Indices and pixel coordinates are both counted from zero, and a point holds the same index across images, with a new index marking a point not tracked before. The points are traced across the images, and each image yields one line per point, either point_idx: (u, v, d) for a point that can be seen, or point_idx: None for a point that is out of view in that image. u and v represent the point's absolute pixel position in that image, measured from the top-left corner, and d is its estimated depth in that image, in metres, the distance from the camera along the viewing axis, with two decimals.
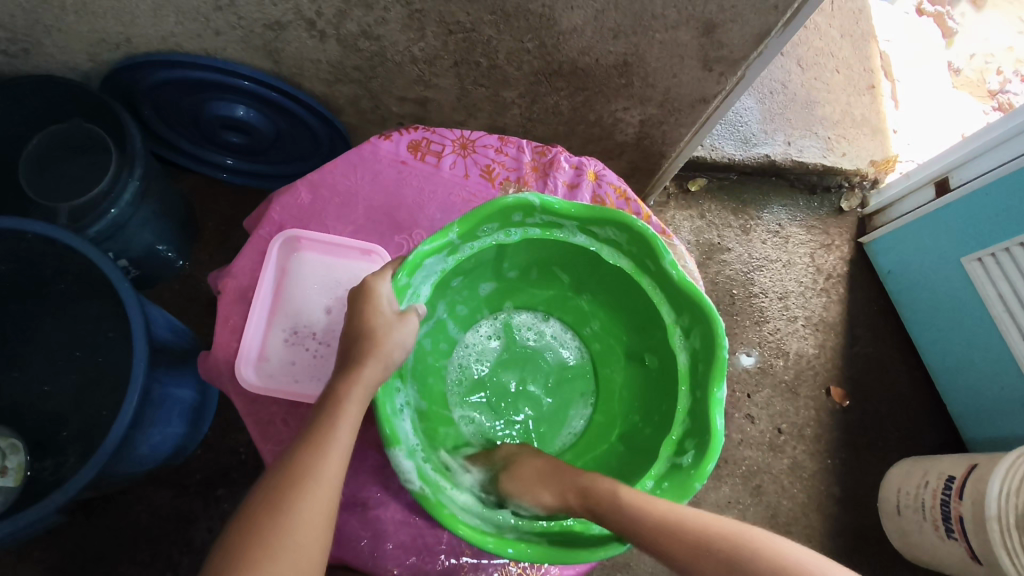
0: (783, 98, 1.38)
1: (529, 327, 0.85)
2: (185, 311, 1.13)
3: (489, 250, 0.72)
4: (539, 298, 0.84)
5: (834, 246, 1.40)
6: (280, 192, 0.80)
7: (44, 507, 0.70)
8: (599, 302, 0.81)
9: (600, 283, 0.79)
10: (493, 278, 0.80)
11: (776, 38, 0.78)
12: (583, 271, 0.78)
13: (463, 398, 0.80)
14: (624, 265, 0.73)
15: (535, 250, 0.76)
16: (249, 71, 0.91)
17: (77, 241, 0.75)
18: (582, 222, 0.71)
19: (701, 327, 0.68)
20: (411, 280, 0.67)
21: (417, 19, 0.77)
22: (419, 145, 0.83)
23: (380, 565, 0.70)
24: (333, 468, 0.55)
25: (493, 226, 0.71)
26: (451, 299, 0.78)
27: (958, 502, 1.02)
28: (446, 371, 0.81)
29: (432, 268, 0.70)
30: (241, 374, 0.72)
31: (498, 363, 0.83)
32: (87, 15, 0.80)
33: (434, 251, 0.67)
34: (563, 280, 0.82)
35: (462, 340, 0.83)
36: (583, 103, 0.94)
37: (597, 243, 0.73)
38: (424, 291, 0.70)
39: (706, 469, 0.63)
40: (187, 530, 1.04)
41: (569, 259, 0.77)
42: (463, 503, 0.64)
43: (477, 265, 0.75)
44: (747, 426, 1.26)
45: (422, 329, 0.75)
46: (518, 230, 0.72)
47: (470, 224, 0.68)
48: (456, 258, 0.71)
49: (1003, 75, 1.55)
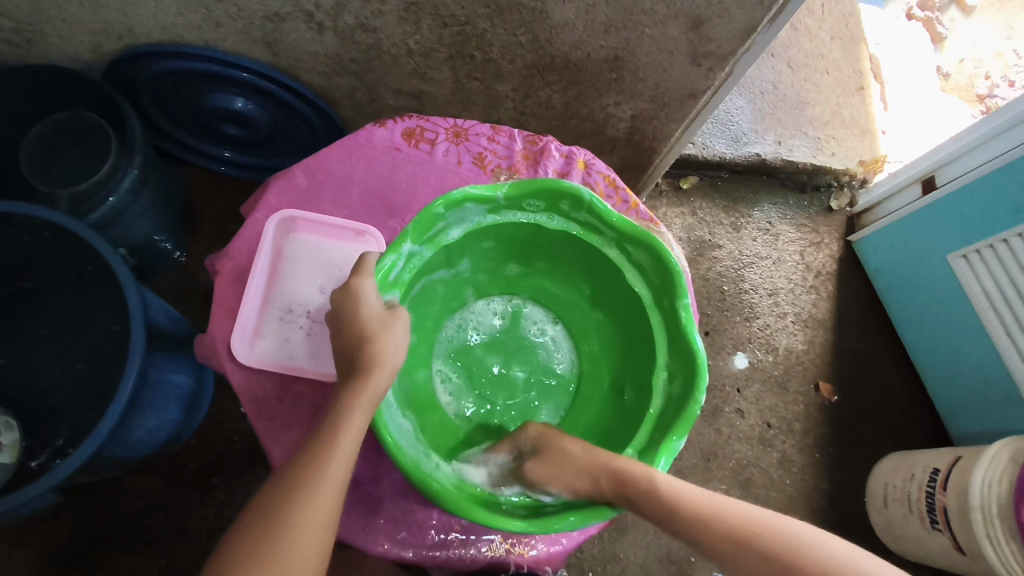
0: (772, 98, 1.41)
1: (536, 322, 0.88)
2: (182, 301, 1.15)
3: (525, 226, 0.75)
4: (555, 300, 0.86)
5: (824, 244, 1.42)
6: (276, 177, 0.82)
7: (40, 484, 0.71)
8: (605, 318, 0.82)
9: (611, 298, 0.79)
10: (520, 262, 0.83)
11: (762, 34, 0.80)
12: (598, 285, 0.80)
13: (446, 355, 0.85)
14: (641, 294, 0.73)
15: (562, 242, 0.77)
16: (249, 63, 0.93)
17: (77, 225, 0.77)
18: (620, 236, 0.73)
19: (687, 375, 0.68)
20: (445, 215, 0.70)
21: (413, 12, 0.79)
22: (413, 132, 0.84)
23: (371, 541, 0.71)
24: (338, 473, 0.55)
25: (538, 206, 0.74)
26: (477, 263, 0.81)
27: (942, 494, 1.04)
28: (442, 327, 0.85)
29: (470, 214, 0.73)
30: (236, 349, 0.73)
31: (496, 339, 0.87)
32: (90, 6, 0.82)
33: (477, 199, 0.70)
34: (581, 289, 0.83)
35: (472, 306, 0.87)
36: (575, 97, 0.96)
37: (626, 262, 0.74)
38: (454, 232, 0.73)
39: (632, 502, 0.63)
40: (181, 517, 1.05)
41: (591, 266, 0.78)
42: (401, 427, 0.66)
43: (509, 238, 0.78)
44: (737, 420, 1.28)
45: (438, 274, 0.78)
46: (561, 219, 0.74)
47: (520, 191, 0.71)
48: (496, 216, 0.74)
49: (991, 79, 1.57)
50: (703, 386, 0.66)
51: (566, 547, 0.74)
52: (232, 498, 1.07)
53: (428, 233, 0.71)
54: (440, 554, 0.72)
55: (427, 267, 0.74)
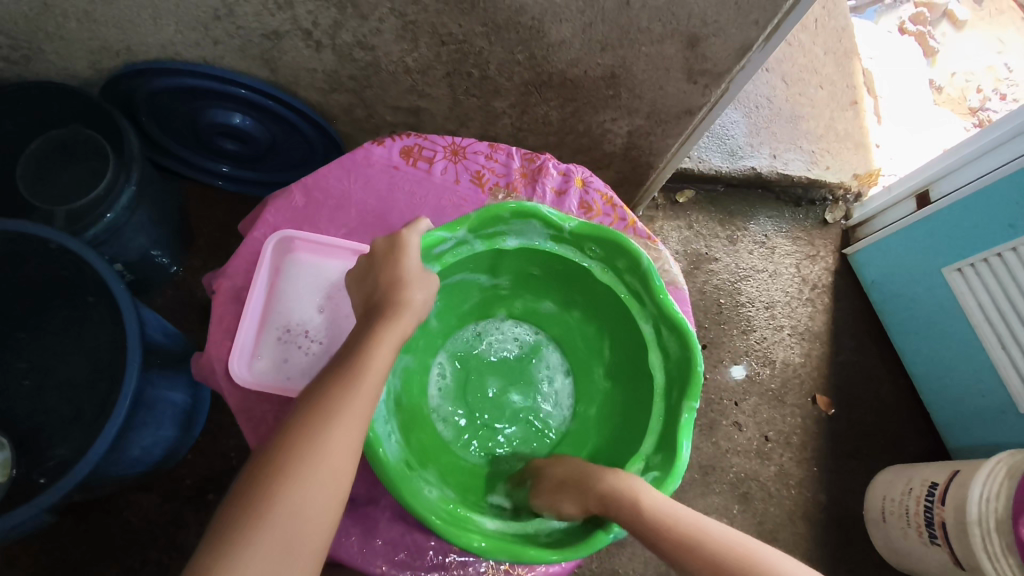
0: (768, 112, 1.42)
1: (549, 368, 0.87)
2: (178, 317, 1.15)
3: (571, 264, 0.76)
4: (576, 351, 0.86)
5: (819, 257, 1.43)
6: (274, 196, 0.82)
7: (34, 506, 0.70)
8: (615, 387, 0.80)
9: (628, 368, 0.78)
10: (558, 302, 0.84)
11: (757, 53, 0.81)
12: (620, 352, 0.79)
13: (454, 354, 0.86)
14: (656, 378, 0.72)
15: (601, 296, 0.78)
16: (247, 80, 0.93)
17: (73, 243, 0.76)
18: (658, 316, 0.72)
19: (662, 472, 0.66)
20: (508, 223, 0.72)
21: (410, 31, 0.79)
22: (411, 151, 0.85)
23: (369, 562, 0.70)
24: (368, 390, 0.56)
25: (596, 253, 0.74)
26: (522, 285, 0.83)
27: (940, 508, 1.04)
28: (463, 327, 0.87)
29: (532, 231, 0.74)
30: (234, 370, 0.73)
31: (513, 366, 0.87)
32: (87, 23, 0.82)
33: (545, 220, 0.71)
34: (603, 350, 0.82)
35: (500, 323, 0.88)
36: (572, 114, 0.97)
37: (655, 344, 0.73)
38: (511, 241, 0.74)
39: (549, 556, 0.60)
40: (176, 535, 1.04)
41: (619, 330, 0.78)
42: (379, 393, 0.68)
43: (552, 268, 0.79)
44: (735, 434, 1.28)
45: (479, 279, 0.79)
46: (613, 277, 0.75)
47: (584, 232, 0.72)
48: (557, 245, 0.75)
49: (983, 93, 1.59)
50: (671, 489, 0.64)
51: (564, 568, 0.73)
52: None
53: (487, 230, 0.73)
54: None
55: (458, 270, 0.75)
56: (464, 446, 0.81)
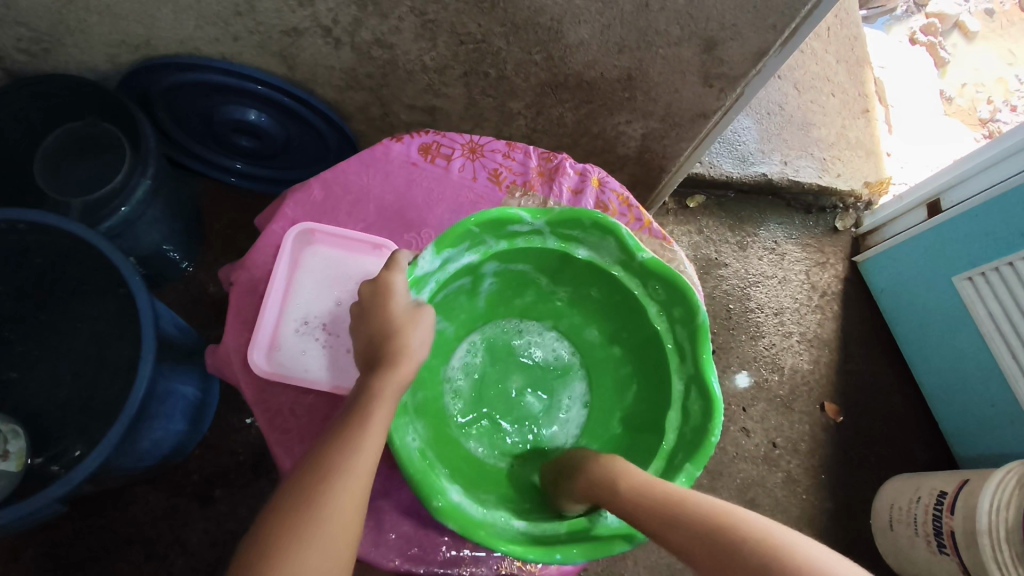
0: (779, 119, 1.42)
1: (571, 398, 0.85)
2: (189, 311, 1.15)
3: (627, 291, 0.75)
4: (603, 388, 0.84)
5: (829, 264, 1.42)
6: (292, 190, 0.82)
7: (46, 495, 0.70)
8: (625, 435, 0.78)
9: (645, 415, 0.76)
10: (604, 331, 0.83)
11: (774, 57, 0.81)
12: (642, 403, 0.77)
13: (489, 339, 0.86)
14: (666, 437, 0.70)
15: (646, 336, 0.76)
16: (264, 76, 0.94)
17: (89, 234, 0.76)
18: (694, 377, 0.70)
19: None
20: (586, 233, 0.73)
21: (429, 30, 0.80)
22: (430, 148, 0.85)
23: (381, 557, 0.70)
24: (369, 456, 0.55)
25: (658, 295, 0.74)
26: (575, 298, 0.83)
27: (949, 517, 1.03)
28: (508, 318, 0.87)
29: (607, 250, 0.75)
30: (253, 360, 0.73)
31: (549, 382, 0.85)
32: (109, 17, 0.83)
33: (621, 242, 0.72)
34: (628, 395, 0.80)
35: (544, 332, 0.87)
36: (587, 115, 0.97)
37: (679, 402, 0.71)
38: (582, 252, 0.75)
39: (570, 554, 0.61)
40: (182, 530, 1.04)
41: (648, 378, 0.77)
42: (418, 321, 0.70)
43: (607, 289, 0.78)
44: (742, 439, 1.27)
45: (539, 278, 0.81)
46: (667, 324, 0.74)
47: (654, 268, 0.72)
48: (623, 272, 0.75)
49: (993, 104, 1.59)
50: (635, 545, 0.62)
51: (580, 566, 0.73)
52: (234, 511, 1.06)
53: (566, 232, 0.74)
54: (451, 571, 0.71)
55: (519, 258, 0.77)
56: (462, 431, 0.80)
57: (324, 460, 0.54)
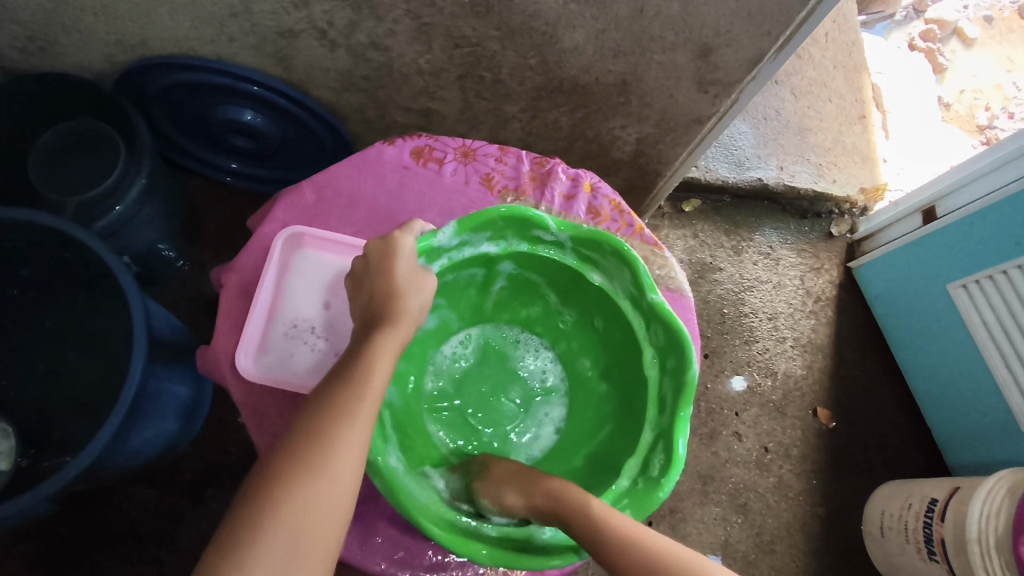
0: (776, 124, 1.43)
1: (542, 425, 0.83)
2: (184, 310, 1.15)
3: (628, 323, 0.75)
4: (578, 423, 0.82)
5: (824, 269, 1.43)
6: (285, 193, 0.83)
7: (36, 492, 0.70)
8: (585, 472, 0.76)
9: (610, 458, 0.74)
10: (597, 364, 0.82)
11: (768, 64, 0.81)
12: (611, 446, 0.75)
13: (487, 336, 0.87)
14: (620, 481, 0.68)
15: (636, 379, 0.75)
16: (259, 76, 0.94)
17: (83, 234, 0.76)
18: (664, 433, 0.68)
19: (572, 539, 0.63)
20: (602, 258, 0.74)
21: (424, 33, 0.80)
22: (422, 152, 0.85)
23: (368, 559, 0.70)
24: (371, 402, 0.55)
25: (657, 341, 0.72)
26: (577, 318, 0.83)
27: (939, 524, 1.03)
28: (512, 325, 0.87)
29: (622, 284, 0.74)
30: (239, 361, 0.73)
31: (535, 402, 0.85)
32: (104, 18, 0.83)
33: (636, 278, 0.71)
34: (597, 437, 0.78)
35: (546, 350, 0.87)
36: (582, 119, 0.97)
37: (644, 452, 0.69)
38: (597, 277, 0.76)
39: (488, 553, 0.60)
40: (173, 528, 1.04)
41: (625, 421, 0.75)
42: None
43: (608, 314, 0.78)
44: (734, 444, 1.28)
45: (549, 293, 0.82)
46: (656, 372, 0.72)
47: (657, 313, 0.71)
48: (632, 309, 0.74)
49: (991, 111, 1.59)
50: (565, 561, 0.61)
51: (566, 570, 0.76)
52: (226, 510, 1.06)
53: (586, 253, 0.74)
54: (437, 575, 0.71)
55: (536, 265, 0.78)
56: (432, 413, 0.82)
57: (328, 404, 0.54)
